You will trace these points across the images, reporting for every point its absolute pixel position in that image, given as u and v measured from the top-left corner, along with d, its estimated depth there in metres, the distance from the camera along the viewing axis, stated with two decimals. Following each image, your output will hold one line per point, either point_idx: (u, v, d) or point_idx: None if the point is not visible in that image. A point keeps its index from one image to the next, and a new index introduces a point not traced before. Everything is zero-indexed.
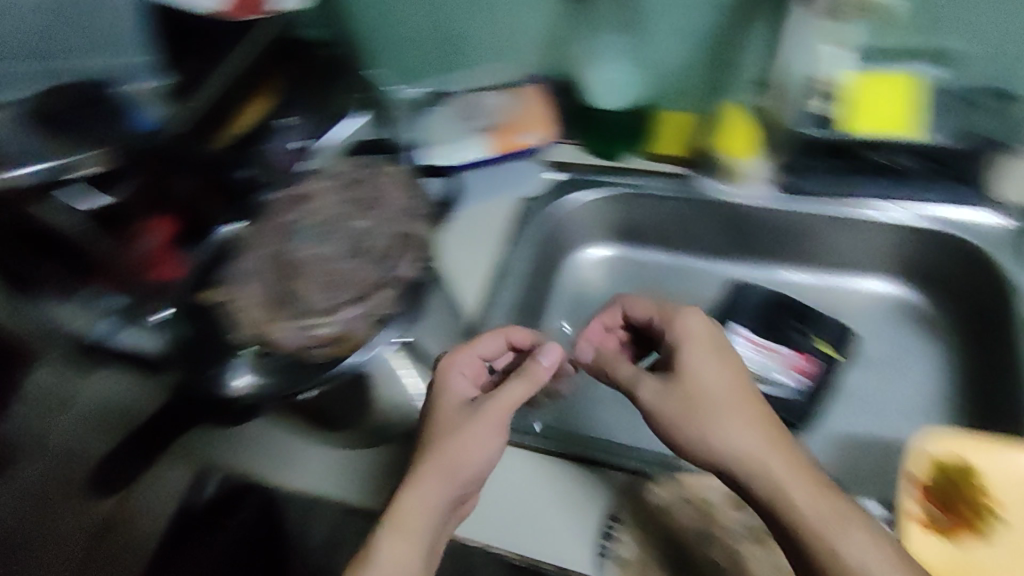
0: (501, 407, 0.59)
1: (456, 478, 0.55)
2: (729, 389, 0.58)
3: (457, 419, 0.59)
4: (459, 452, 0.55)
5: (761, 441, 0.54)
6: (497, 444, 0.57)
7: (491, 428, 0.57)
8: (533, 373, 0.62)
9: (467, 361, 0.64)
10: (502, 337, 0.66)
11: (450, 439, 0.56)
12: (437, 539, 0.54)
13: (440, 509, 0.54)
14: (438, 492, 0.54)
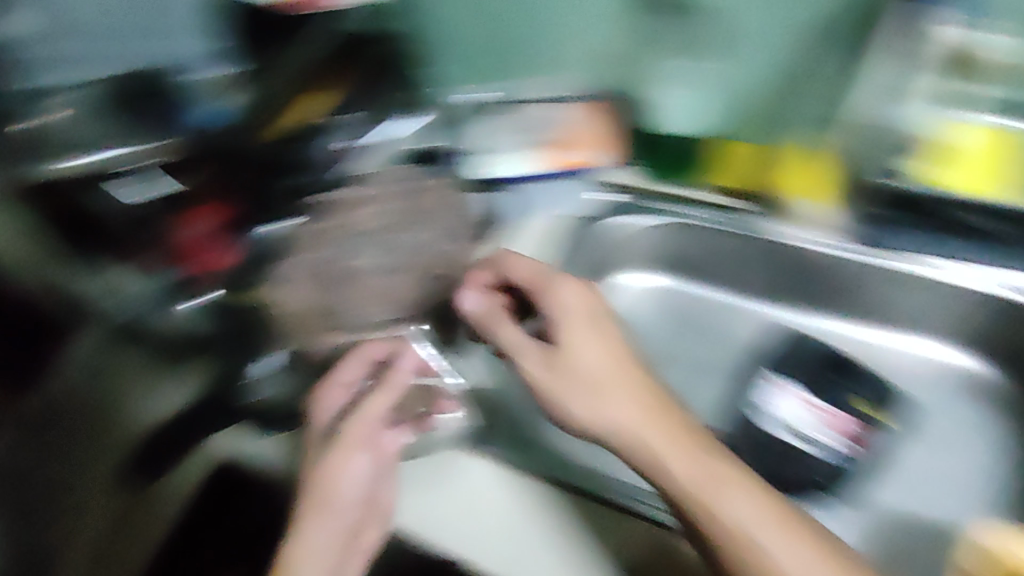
0: (359, 425, 0.58)
1: (331, 513, 0.54)
2: (630, 416, 0.54)
3: (316, 451, 0.58)
4: (331, 477, 0.55)
5: (608, 372, 0.57)
6: (363, 460, 0.57)
7: (352, 446, 0.57)
8: (394, 380, 0.61)
9: (332, 399, 0.61)
10: (363, 357, 0.64)
11: (322, 468, 0.56)
12: (339, 558, 0.54)
13: (334, 530, 0.54)
14: (320, 527, 0.54)
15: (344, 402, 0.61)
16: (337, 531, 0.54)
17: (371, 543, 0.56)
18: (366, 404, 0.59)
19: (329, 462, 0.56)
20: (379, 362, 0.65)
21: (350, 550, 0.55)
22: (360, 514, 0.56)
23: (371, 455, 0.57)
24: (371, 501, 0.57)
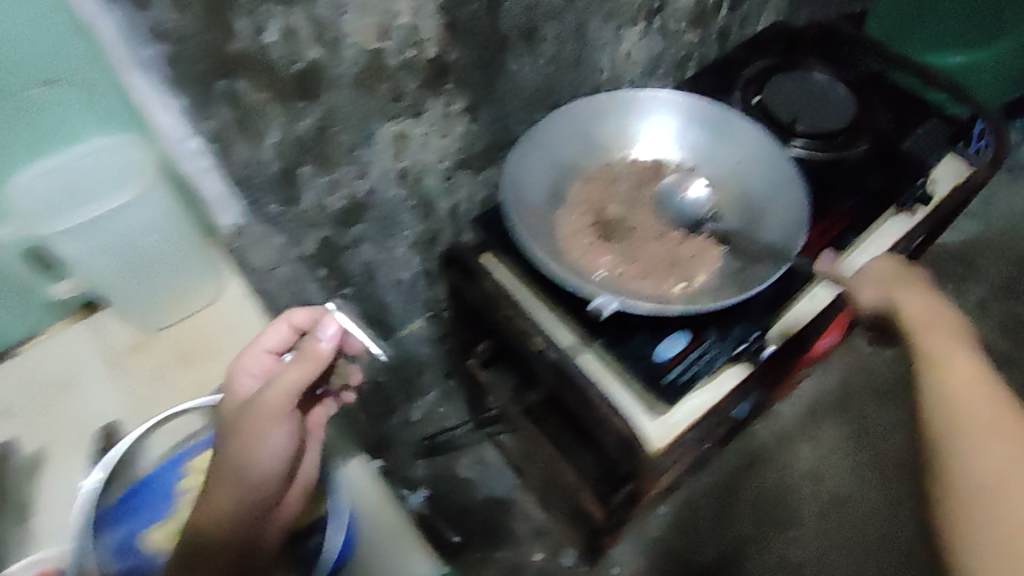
0: (279, 396, 0.65)
1: (243, 481, 0.62)
2: (923, 327, 0.70)
3: (234, 410, 0.67)
4: (258, 446, 0.63)
5: (918, 305, 0.72)
6: (282, 429, 0.65)
7: (272, 418, 0.64)
8: (311, 351, 0.68)
9: (254, 359, 0.72)
10: (285, 324, 0.73)
11: (234, 440, 0.63)
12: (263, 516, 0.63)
13: (248, 500, 0.62)
14: (232, 490, 0.62)
15: (267, 364, 0.72)
16: (251, 501, 0.62)
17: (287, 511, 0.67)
18: (281, 375, 0.66)
19: (245, 431, 0.63)
20: (298, 329, 0.73)
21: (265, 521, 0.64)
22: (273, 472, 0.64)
23: (287, 431, 0.65)
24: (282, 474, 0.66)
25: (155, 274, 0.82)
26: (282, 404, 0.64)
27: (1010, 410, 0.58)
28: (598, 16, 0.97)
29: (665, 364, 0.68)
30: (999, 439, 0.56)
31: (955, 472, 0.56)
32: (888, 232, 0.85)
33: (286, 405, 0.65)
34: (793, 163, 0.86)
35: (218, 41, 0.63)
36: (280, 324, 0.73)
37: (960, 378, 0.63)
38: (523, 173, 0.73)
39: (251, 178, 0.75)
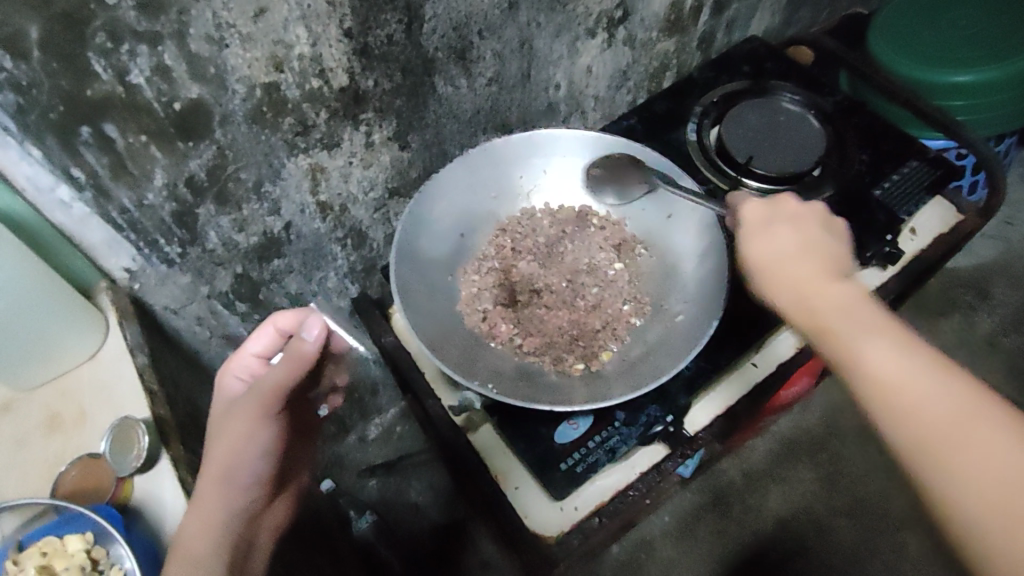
0: (256, 401, 0.56)
1: (227, 485, 0.54)
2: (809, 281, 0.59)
3: (222, 408, 0.61)
4: (226, 453, 0.55)
5: (795, 252, 0.61)
6: (266, 434, 0.56)
7: (250, 420, 0.56)
8: (294, 351, 0.56)
9: (240, 364, 0.66)
10: (270, 327, 0.67)
11: (219, 442, 0.56)
12: (246, 529, 0.56)
13: (231, 510, 0.54)
14: (223, 502, 0.54)
15: (256, 370, 0.67)
16: (237, 506, 0.54)
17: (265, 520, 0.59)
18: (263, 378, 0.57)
19: (222, 435, 0.55)
20: (284, 331, 0.66)
21: (245, 538, 0.56)
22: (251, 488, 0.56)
23: (273, 434, 0.57)
24: (267, 476, 0.58)
25: (4, 342, 0.64)
26: (263, 405, 0.56)
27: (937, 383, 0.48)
28: (545, 31, 0.86)
29: (563, 448, 0.68)
30: (949, 417, 0.47)
31: (933, 453, 0.46)
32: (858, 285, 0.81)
33: (268, 410, 0.56)
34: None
35: (73, 86, 0.55)
36: (263, 329, 0.66)
37: (883, 353, 0.51)
38: (416, 231, 0.72)
39: (141, 224, 0.69)
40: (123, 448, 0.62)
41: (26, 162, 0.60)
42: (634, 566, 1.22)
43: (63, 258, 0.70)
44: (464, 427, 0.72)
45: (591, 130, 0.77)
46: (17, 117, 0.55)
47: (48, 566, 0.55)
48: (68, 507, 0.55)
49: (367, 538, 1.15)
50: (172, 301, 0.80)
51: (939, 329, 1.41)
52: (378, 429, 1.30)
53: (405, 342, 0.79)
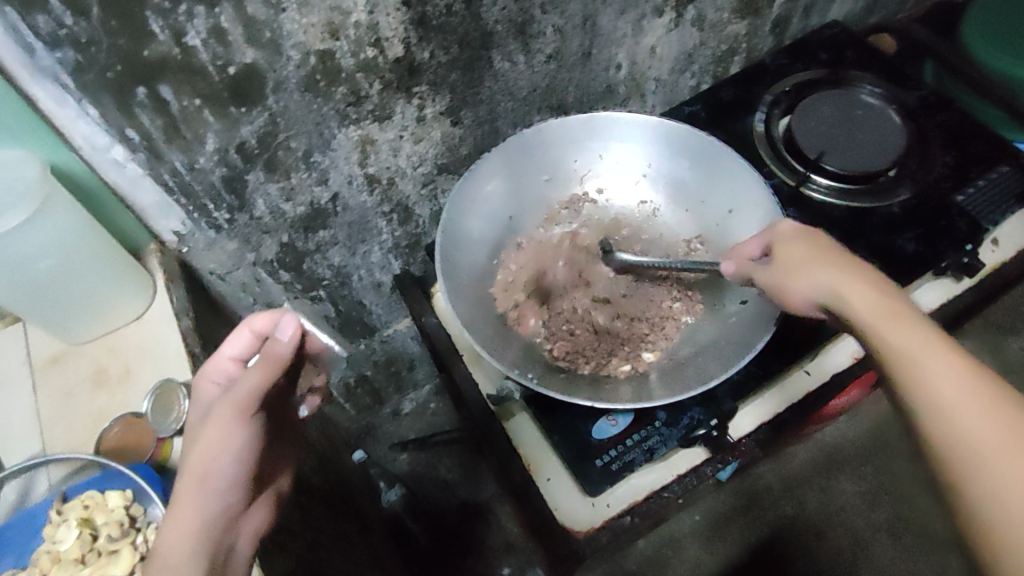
0: (228, 402, 0.51)
1: (205, 490, 0.49)
2: (839, 282, 0.53)
3: (197, 414, 0.55)
4: (201, 456, 0.49)
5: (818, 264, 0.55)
6: (243, 434, 0.50)
7: (224, 421, 0.50)
8: (268, 352, 0.54)
9: (216, 369, 0.59)
10: (246, 330, 0.60)
11: (195, 446, 0.50)
12: (227, 537, 0.49)
13: (210, 516, 0.48)
14: (201, 507, 0.48)
15: (234, 374, 0.59)
16: (217, 512, 0.49)
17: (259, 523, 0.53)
18: (238, 383, 0.53)
19: (196, 439, 0.50)
20: (263, 334, 0.60)
21: (230, 546, 0.50)
22: (233, 494, 0.50)
23: (253, 436, 0.51)
24: (249, 477, 0.52)
25: (56, 296, 0.66)
26: (236, 407, 0.51)
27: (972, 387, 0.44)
28: (610, 8, 0.82)
29: (600, 444, 0.66)
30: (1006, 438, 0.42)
31: (946, 416, 0.44)
32: (928, 298, 0.77)
33: (246, 412, 0.51)
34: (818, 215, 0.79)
35: (130, 45, 0.55)
36: (242, 327, 0.59)
37: (907, 349, 0.47)
38: (462, 213, 0.70)
39: (192, 187, 0.69)
40: (163, 410, 0.64)
41: (83, 120, 0.60)
42: (660, 563, 1.19)
43: (115, 217, 0.71)
44: (499, 414, 0.71)
45: (653, 117, 0.73)
46: (75, 75, 0.55)
47: (90, 519, 0.56)
48: (108, 466, 0.57)
49: (394, 510, 1.17)
50: (217, 265, 0.80)
51: (1008, 347, 1.33)
52: (412, 405, 1.31)
53: (444, 322, 0.77)
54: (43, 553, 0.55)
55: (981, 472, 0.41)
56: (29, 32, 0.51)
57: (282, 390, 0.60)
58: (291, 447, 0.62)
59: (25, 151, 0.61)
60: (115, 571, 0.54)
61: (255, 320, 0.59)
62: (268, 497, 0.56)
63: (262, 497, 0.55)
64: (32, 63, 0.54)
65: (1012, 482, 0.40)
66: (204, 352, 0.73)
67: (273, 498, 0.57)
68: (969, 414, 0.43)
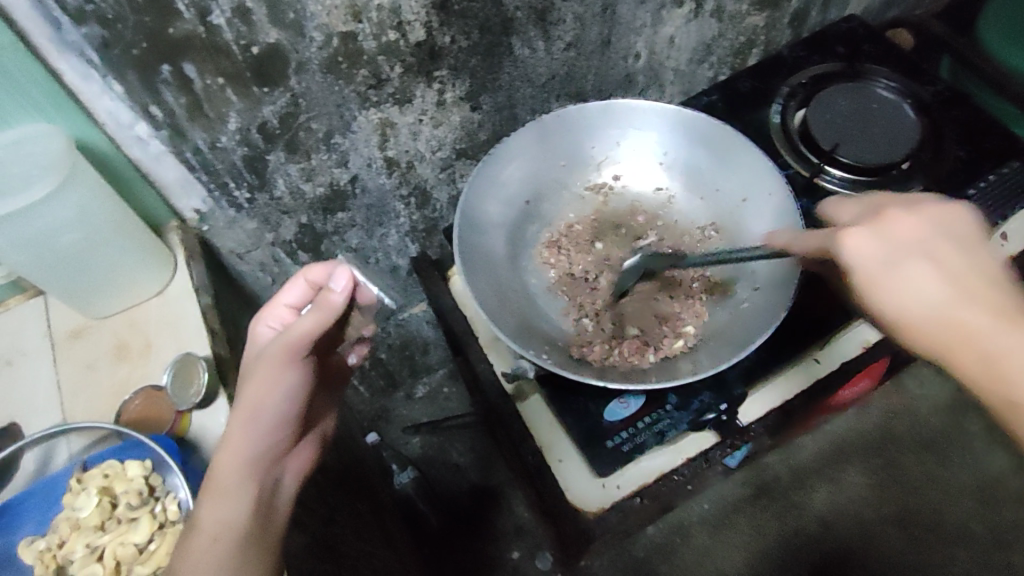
0: (280, 345, 0.52)
1: (254, 426, 0.51)
2: (923, 300, 0.51)
3: (253, 354, 0.57)
4: (253, 395, 0.51)
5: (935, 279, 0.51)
6: (293, 376, 0.52)
7: (276, 363, 0.52)
8: (321, 301, 0.53)
9: (274, 314, 0.62)
10: (301, 279, 0.62)
11: (249, 383, 0.52)
12: (271, 471, 0.52)
13: (258, 451, 0.51)
14: (248, 442, 0.51)
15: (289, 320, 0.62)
16: (263, 446, 0.52)
17: (300, 460, 0.56)
18: (290, 327, 0.53)
19: (249, 377, 0.52)
20: (319, 286, 0.61)
21: (275, 479, 0.53)
22: (278, 433, 0.53)
23: (300, 380, 0.53)
24: (296, 417, 0.54)
25: (78, 270, 0.67)
26: (287, 351, 0.52)
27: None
28: None
29: (611, 425, 0.67)
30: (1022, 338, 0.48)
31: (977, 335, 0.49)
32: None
33: (293, 356, 0.52)
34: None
35: (156, 23, 0.55)
36: (297, 280, 0.62)
37: (990, 346, 0.48)
38: (478, 194, 0.70)
39: (213, 165, 0.70)
40: (182, 383, 0.64)
41: (109, 96, 0.61)
42: (667, 550, 1.20)
43: (136, 193, 0.71)
44: (514, 395, 0.71)
45: (669, 105, 0.73)
46: (102, 51, 0.56)
47: (110, 487, 0.57)
48: (128, 435, 0.58)
49: (407, 492, 1.19)
50: (237, 245, 0.81)
51: None
52: (425, 389, 1.32)
53: (460, 305, 0.78)
54: (64, 521, 0.56)
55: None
56: (57, 7, 0.52)
57: (333, 340, 0.62)
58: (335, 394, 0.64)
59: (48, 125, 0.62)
60: (134, 537, 0.55)
61: (311, 271, 0.61)
62: (312, 437, 0.59)
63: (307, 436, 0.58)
64: (59, 38, 0.55)
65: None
66: (223, 328, 0.74)
67: (318, 440, 0.59)
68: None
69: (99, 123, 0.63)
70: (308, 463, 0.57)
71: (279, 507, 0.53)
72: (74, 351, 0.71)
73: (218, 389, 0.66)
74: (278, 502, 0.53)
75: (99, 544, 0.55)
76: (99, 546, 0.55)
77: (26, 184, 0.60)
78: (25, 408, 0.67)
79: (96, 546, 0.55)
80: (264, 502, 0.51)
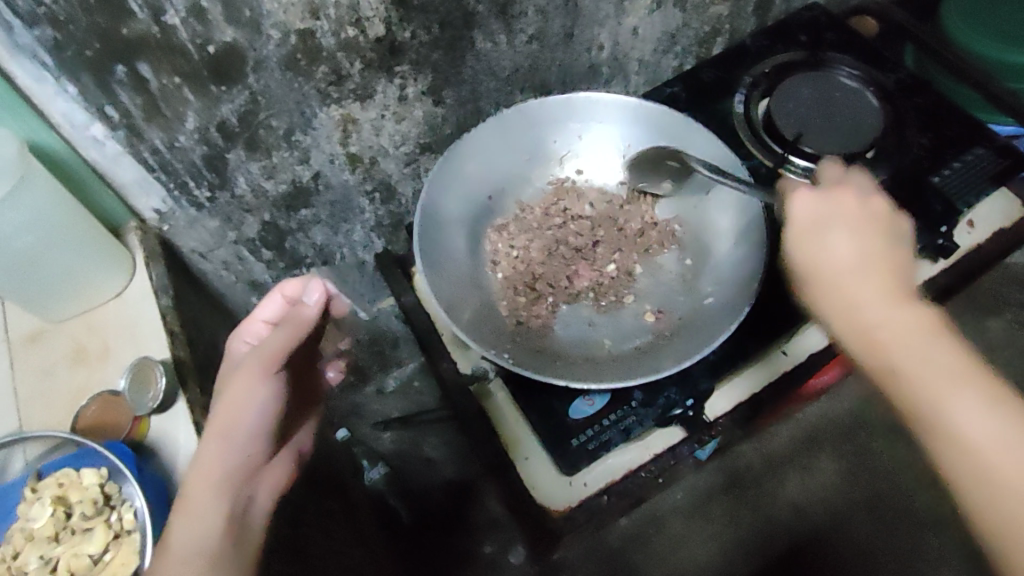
0: (258, 359, 0.53)
1: (230, 440, 0.52)
2: (833, 263, 0.58)
3: (229, 366, 0.59)
4: (227, 409, 0.52)
5: (851, 248, 0.58)
6: (266, 390, 0.53)
7: (249, 378, 0.53)
8: (294, 316, 0.57)
9: (250, 330, 0.64)
10: (278, 295, 0.65)
11: (222, 397, 0.53)
12: (246, 485, 0.53)
13: (233, 467, 0.52)
14: (223, 458, 0.51)
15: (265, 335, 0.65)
16: (240, 462, 0.52)
17: (277, 476, 0.57)
18: (266, 341, 0.55)
19: (224, 391, 0.53)
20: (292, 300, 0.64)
21: (248, 496, 0.53)
22: (254, 447, 0.53)
23: (277, 393, 0.54)
24: (271, 432, 0.55)
25: (36, 275, 0.66)
26: (261, 364, 0.53)
27: (985, 403, 0.48)
28: None
29: (576, 424, 0.67)
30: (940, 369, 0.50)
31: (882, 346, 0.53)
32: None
33: (271, 370, 0.54)
34: None
35: (109, 23, 0.54)
36: (272, 294, 0.65)
37: (898, 329, 0.53)
38: (438, 188, 0.70)
39: (172, 165, 0.69)
40: (140, 388, 0.64)
41: (61, 98, 0.60)
42: (640, 540, 1.22)
43: (94, 195, 0.70)
44: (477, 394, 0.72)
45: (629, 98, 0.74)
46: (52, 52, 0.55)
47: (64, 497, 0.57)
48: (82, 444, 0.57)
49: (378, 489, 1.21)
50: (199, 244, 0.81)
51: (991, 326, 1.35)
52: (397, 383, 1.32)
53: (423, 301, 0.78)
54: (21, 530, 0.57)
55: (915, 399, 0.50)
56: (3, 9, 0.51)
57: (305, 356, 0.64)
58: (305, 410, 0.65)
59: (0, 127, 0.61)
60: (89, 548, 0.55)
61: (285, 284, 0.64)
62: (286, 453, 0.59)
63: (281, 452, 0.58)
64: (8, 39, 0.54)
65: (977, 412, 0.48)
66: (185, 330, 0.73)
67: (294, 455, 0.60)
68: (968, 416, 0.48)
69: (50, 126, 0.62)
70: (284, 480, 0.57)
71: (256, 523, 0.53)
72: (33, 356, 0.70)
73: (178, 392, 0.66)
74: (250, 520, 0.53)
75: (55, 555, 0.56)
76: (53, 556, 0.56)
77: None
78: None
79: (51, 556, 0.56)
80: (236, 520, 0.51)
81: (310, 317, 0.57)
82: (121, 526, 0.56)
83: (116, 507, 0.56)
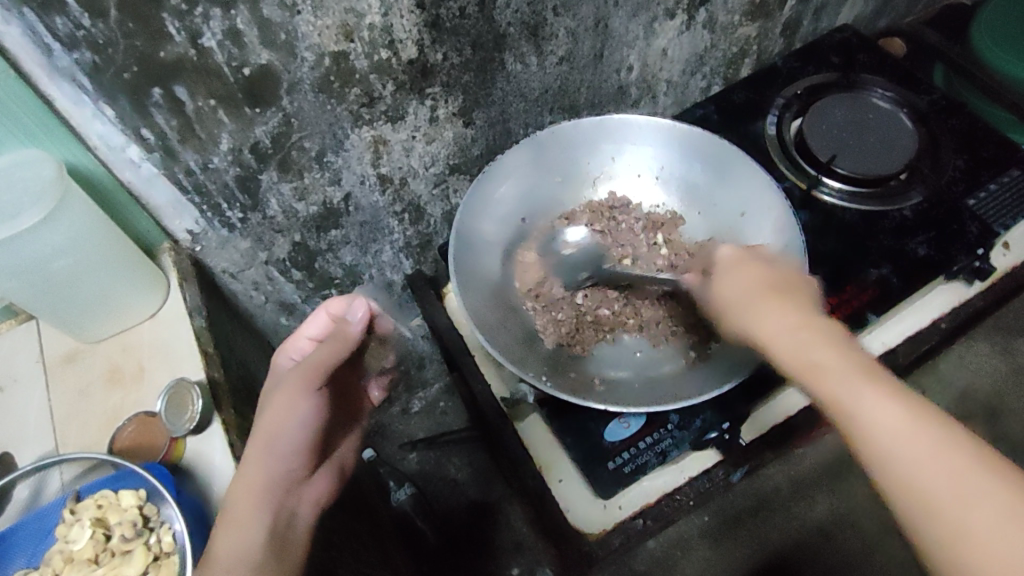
0: (299, 374, 0.53)
1: (269, 453, 0.51)
2: (741, 289, 0.56)
3: (271, 381, 0.59)
4: (270, 425, 0.51)
5: (796, 320, 0.51)
6: (308, 406, 0.52)
7: (292, 393, 0.52)
8: (339, 334, 0.56)
9: (296, 346, 0.64)
10: (323, 312, 0.64)
11: (265, 410, 0.53)
12: (284, 500, 0.51)
13: (272, 481, 0.51)
14: (262, 473, 0.50)
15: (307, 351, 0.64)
16: (278, 475, 0.51)
17: (313, 495, 0.55)
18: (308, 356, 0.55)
19: (267, 405, 0.52)
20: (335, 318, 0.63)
21: (288, 512, 0.52)
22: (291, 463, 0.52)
23: (317, 408, 0.53)
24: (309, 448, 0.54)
25: (71, 295, 0.66)
26: (304, 379, 0.52)
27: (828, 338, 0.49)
28: (622, 10, 0.82)
29: (613, 446, 0.67)
30: (837, 365, 0.47)
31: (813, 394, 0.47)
32: (941, 300, 0.77)
33: (309, 385, 0.53)
34: (829, 219, 0.79)
35: (147, 46, 0.55)
36: (317, 311, 0.64)
37: (777, 326, 0.52)
38: (475, 211, 0.70)
39: (205, 187, 0.70)
40: (177, 409, 0.64)
41: (100, 120, 0.60)
42: (667, 563, 1.20)
43: (129, 216, 0.71)
44: (511, 415, 0.72)
45: (663, 120, 0.74)
46: (92, 75, 0.56)
47: (104, 518, 0.57)
48: (120, 465, 0.57)
49: (404, 509, 1.18)
50: (230, 264, 0.81)
51: (1021, 347, 1.33)
52: (421, 403, 1.31)
53: (458, 325, 0.78)
54: (59, 551, 0.57)
55: (790, 367, 0.50)
56: (46, 33, 0.52)
57: (347, 370, 0.64)
58: (343, 424, 0.64)
59: (39, 150, 0.62)
60: (129, 569, 0.56)
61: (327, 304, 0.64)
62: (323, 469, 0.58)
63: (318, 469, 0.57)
64: (49, 63, 0.54)
65: (844, 383, 0.46)
66: (218, 352, 0.73)
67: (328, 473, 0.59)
68: (870, 401, 0.44)
69: (91, 148, 0.63)
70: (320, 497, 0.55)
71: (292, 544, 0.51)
72: (68, 377, 0.70)
73: (212, 414, 0.66)
74: (289, 536, 0.51)
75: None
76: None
77: (17, 212, 0.60)
78: (15, 436, 0.66)
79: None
80: (277, 534, 0.50)
81: (349, 334, 0.56)
82: (159, 548, 0.56)
83: (153, 529, 0.56)
